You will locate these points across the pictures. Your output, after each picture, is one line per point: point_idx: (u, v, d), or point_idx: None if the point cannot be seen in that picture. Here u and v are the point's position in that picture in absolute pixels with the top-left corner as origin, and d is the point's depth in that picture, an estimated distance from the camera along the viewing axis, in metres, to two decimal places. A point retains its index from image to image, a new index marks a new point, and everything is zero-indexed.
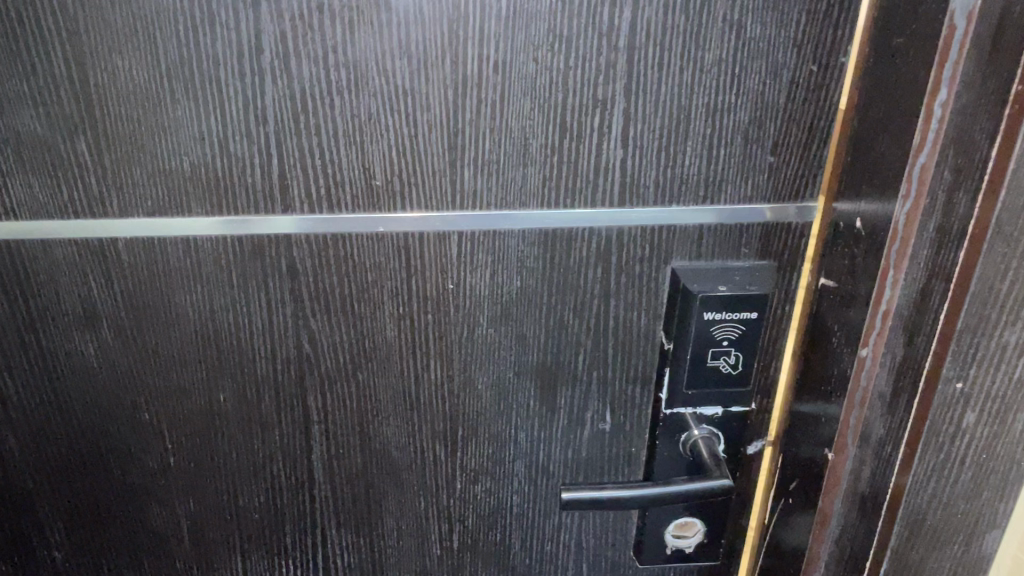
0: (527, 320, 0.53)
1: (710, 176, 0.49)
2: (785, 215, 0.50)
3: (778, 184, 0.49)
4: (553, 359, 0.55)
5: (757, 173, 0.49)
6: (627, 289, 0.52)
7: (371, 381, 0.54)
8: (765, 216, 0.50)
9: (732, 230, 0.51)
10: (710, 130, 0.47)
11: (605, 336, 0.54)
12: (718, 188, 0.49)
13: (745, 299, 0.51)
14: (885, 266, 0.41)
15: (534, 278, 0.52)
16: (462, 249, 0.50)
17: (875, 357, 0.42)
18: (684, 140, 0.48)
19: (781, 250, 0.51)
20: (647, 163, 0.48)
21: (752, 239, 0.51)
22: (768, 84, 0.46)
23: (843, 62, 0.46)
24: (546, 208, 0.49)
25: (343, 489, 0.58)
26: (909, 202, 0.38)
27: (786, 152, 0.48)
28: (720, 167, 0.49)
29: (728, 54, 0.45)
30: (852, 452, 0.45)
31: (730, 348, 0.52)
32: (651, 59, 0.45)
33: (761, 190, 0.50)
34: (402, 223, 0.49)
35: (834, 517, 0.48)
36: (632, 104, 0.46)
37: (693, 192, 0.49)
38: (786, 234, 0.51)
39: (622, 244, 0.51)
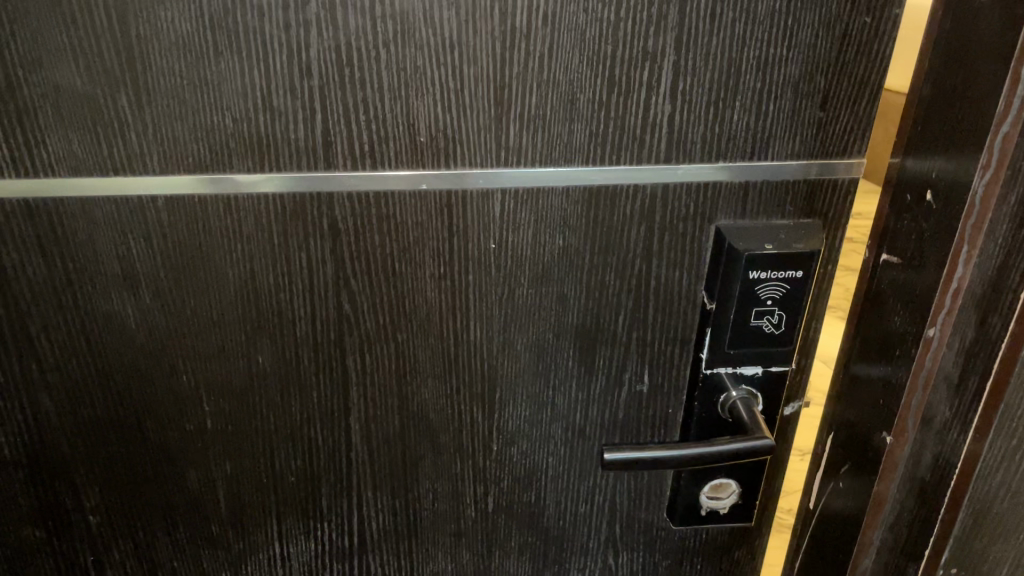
0: (567, 281, 0.53)
1: (758, 132, 0.48)
2: (831, 170, 0.50)
3: (826, 140, 0.49)
4: (593, 320, 0.54)
5: (806, 130, 0.48)
6: (669, 248, 0.52)
7: (410, 343, 0.54)
8: (811, 172, 0.50)
9: (778, 188, 0.50)
10: (760, 85, 0.47)
11: (645, 296, 0.54)
12: (766, 145, 0.49)
13: (791, 257, 0.50)
14: (957, 241, 0.39)
15: (577, 238, 0.51)
16: (506, 206, 0.49)
17: (943, 338, 0.41)
18: (734, 95, 0.47)
19: (827, 208, 0.51)
20: (694, 120, 0.48)
21: (797, 197, 0.51)
22: (821, 36, 0.45)
23: (897, 13, 0.45)
24: (591, 165, 0.49)
25: (380, 450, 0.58)
26: (989, 173, 0.37)
27: (836, 106, 0.48)
28: (769, 122, 0.48)
29: (781, 4, 0.44)
30: (913, 435, 0.44)
31: (774, 307, 0.52)
32: (704, 9, 0.44)
33: (808, 146, 0.49)
34: (446, 180, 0.48)
35: (891, 502, 0.47)
36: (683, 57, 0.46)
37: (741, 148, 0.49)
38: (830, 191, 0.51)
39: (666, 203, 0.50)
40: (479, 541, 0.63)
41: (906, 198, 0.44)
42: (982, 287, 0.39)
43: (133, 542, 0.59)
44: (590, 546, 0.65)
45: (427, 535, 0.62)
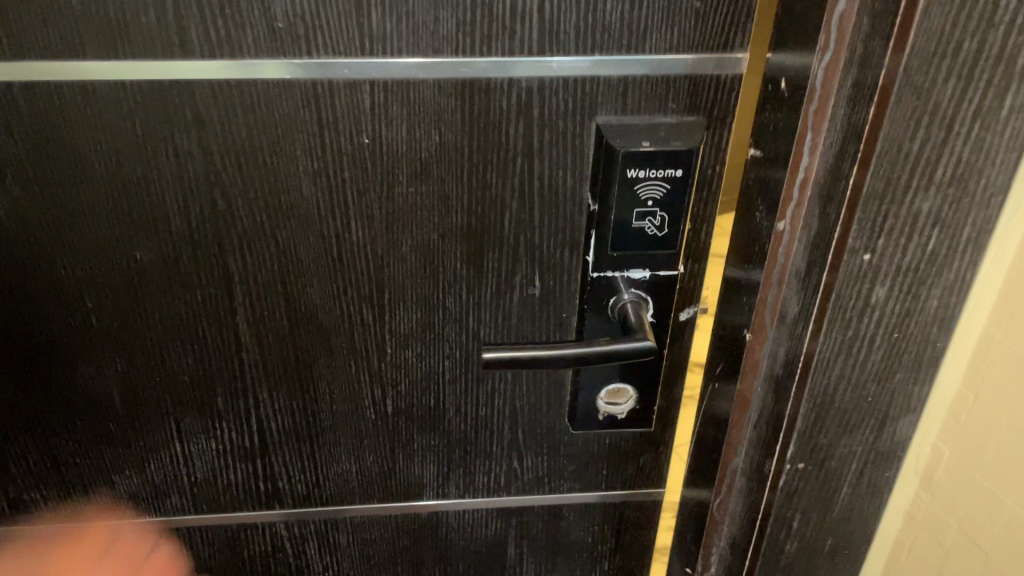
0: (448, 178, 0.51)
1: (634, 23, 0.46)
2: (714, 66, 0.48)
3: (706, 32, 0.47)
4: (478, 221, 0.53)
5: (682, 21, 0.47)
6: (551, 146, 0.50)
7: (291, 241, 0.53)
8: (692, 67, 0.48)
9: (659, 83, 0.48)
10: None
11: (529, 197, 0.53)
12: (642, 36, 0.47)
13: (669, 156, 0.49)
14: (802, 132, 0.38)
15: (453, 134, 0.50)
16: (375, 100, 0.48)
17: (794, 229, 0.40)
18: None
19: (711, 106, 0.49)
20: (566, 8, 0.46)
21: (680, 93, 0.49)
22: None
23: None
24: (460, 56, 0.47)
25: (273, 351, 0.58)
26: (829, 55, 0.36)
27: None
28: (644, 13, 0.46)
29: None
30: (771, 332, 0.44)
31: (656, 209, 0.51)
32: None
33: (687, 38, 0.47)
34: (310, 70, 0.47)
35: (754, 401, 0.46)
36: None
37: (617, 40, 0.47)
38: (713, 89, 0.49)
39: (543, 97, 0.49)
40: (381, 444, 0.64)
41: (771, 92, 0.43)
42: (825, 176, 0.38)
43: (32, 437, 0.60)
44: (494, 450, 0.65)
45: (328, 436, 0.63)
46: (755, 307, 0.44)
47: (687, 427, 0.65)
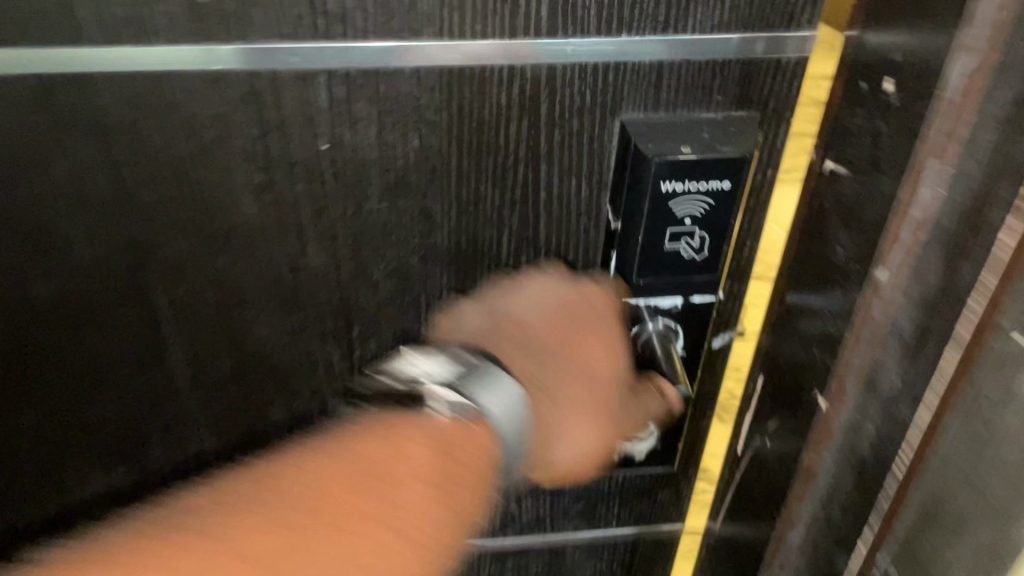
0: (430, 191, 0.40)
1: None
2: (771, 48, 0.38)
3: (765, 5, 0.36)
4: (468, 241, 0.43)
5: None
6: (562, 150, 0.40)
7: (232, 270, 0.42)
8: (743, 50, 0.37)
9: (702, 70, 0.38)
10: None
11: (533, 211, 0.42)
12: (684, 10, 0.36)
13: (715, 164, 0.38)
14: (917, 160, 0.30)
15: (438, 137, 0.39)
16: (335, 94, 0.37)
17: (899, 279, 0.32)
18: None
19: (765, 98, 0.39)
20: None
21: (727, 83, 0.38)
22: None
23: None
24: (445, 38, 0.36)
25: (219, 401, 0.46)
26: (975, 58, 0.28)
27: None
28: None
29: None
30: (854, 397, 0.36)
31: (694, 228, 0.40)
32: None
33: (740, 13, 0.36)
34: (246, 57, 0.35)
35: (821, 475, 0.38)
36: None
37: (651, 15, 0.36)
38: (769, 77, 0.38)
39: (553, 88, 0.38)
40: None
41: (863, 90, 0.33)
42: None
43: None
44: None
45: None
46: (833, 371, 0.36)
47: (717, 462, 0.56)
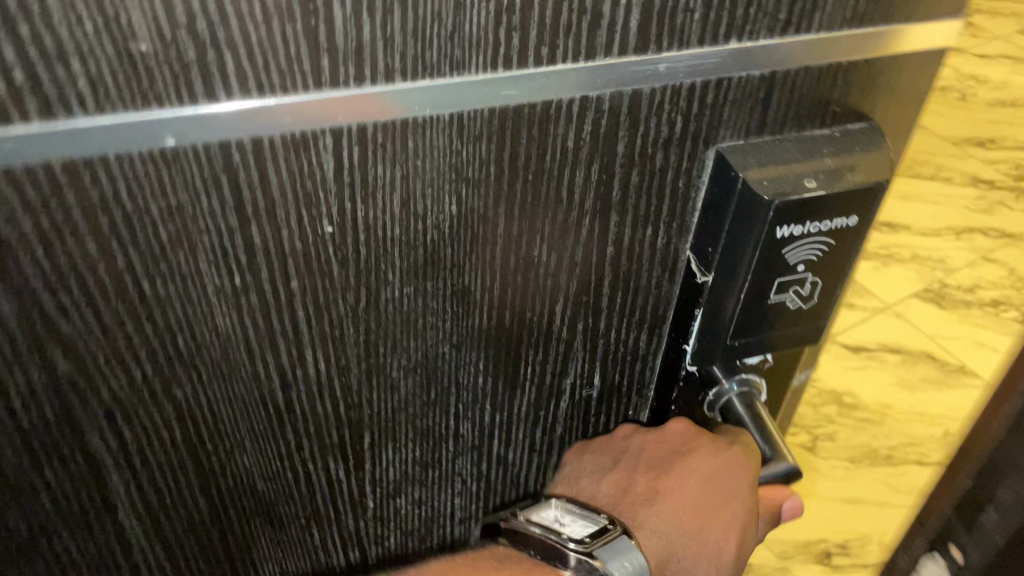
0: (468, 266, 0.30)
1: None
2: (902, 42, 0.29)
3: None
4: (514, 318, 0.33)
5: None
6: (640, 194, 0.30)
7: (201, 396, 0.30)
8: (872, 47, 0.29)
9: (820, 77, 0.29)
10: None
11: (596, 272, 0.32)
12: (813, 1, 0.27)
13: (843, 200, 0.30)
14: None
15: (483, 198, 0.28)
16: (346, 160, 0.26)
17: None
18: None
19: (884, 99, 0.31)
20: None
21: (847, 87, 0.30)
22: None
23: None
24: (502, 68, 0.25)
25: (185, 543, 0.35)
26: None
27: None
28: None
29: None
30: None
31: (806, 275, 0.32)
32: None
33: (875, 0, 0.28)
34: (214, 124, 0.23)
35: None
36: None
37: (771, 11, 0.27)
38: (896, 74, 0.30)
39: (637, 119, 0.28)
40: None
41: None
42: None
43: None
44: None
45: None
46: None
47: None
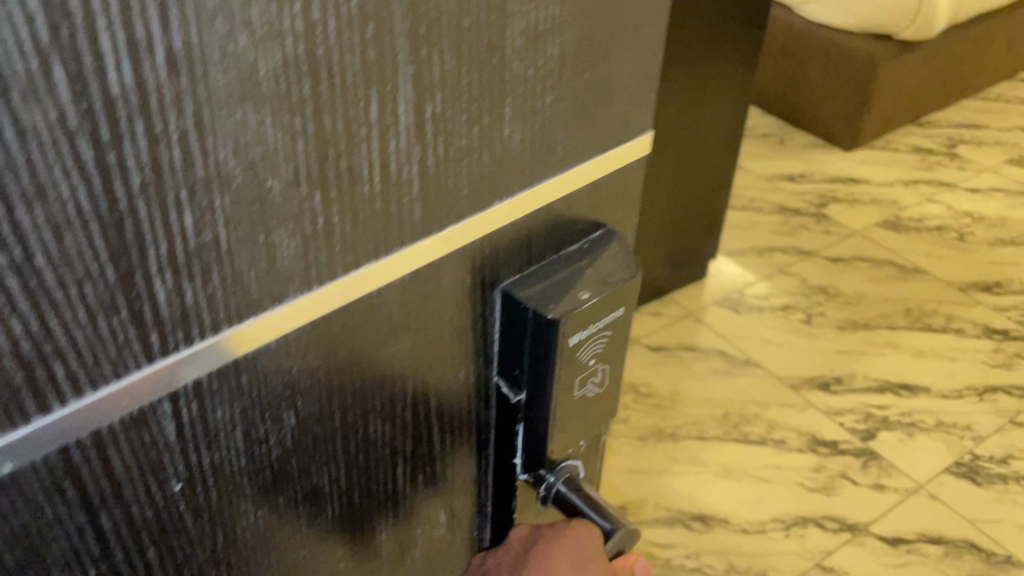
0: (313, 468, 0.31)
1: (536, 144, 0.31)
2: (618, 162, 0.35)
3: (613, 127, 0.33)
4: (360, 495, 0.34)
5: (593, 116, 0.32)
6: (446, 346, 0.33)
7: None
8: (596, 174, 0.34)
9: (565, 208, 0.34)
10: (531, 75, 0.29)
11: (420, 425, 0.35)
12: (551, 154, 0.32)
13: (610, 299, 0.35)
14: None
15: (315, 404, 0.29)
16: (185, 419, 0.25)
17: None
18: (502, 100, 0.28)
19: (611, 211, 0.37)
20: (456, 153, 0.28)
21: (584, 210, 0.35)
22: None
23: None
24: (317, 289, 0.26)
25: None
26: None
27: (620, 80, 0.32)
28: (547, 129, 0.31)
29: None
30: None
31: (597, 366, 0.37)
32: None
33: (592, 141, 0.33)
34: (50, 438, 0.22)
35: None
36: (426, 71, 0.25)
37: (522, 172, 0.31)
38: (619, 186, 0.36)
39: (433, 287, 0.31)
40: None
41: None
42: None
43: None
44: None
45: None
46: None
47: None
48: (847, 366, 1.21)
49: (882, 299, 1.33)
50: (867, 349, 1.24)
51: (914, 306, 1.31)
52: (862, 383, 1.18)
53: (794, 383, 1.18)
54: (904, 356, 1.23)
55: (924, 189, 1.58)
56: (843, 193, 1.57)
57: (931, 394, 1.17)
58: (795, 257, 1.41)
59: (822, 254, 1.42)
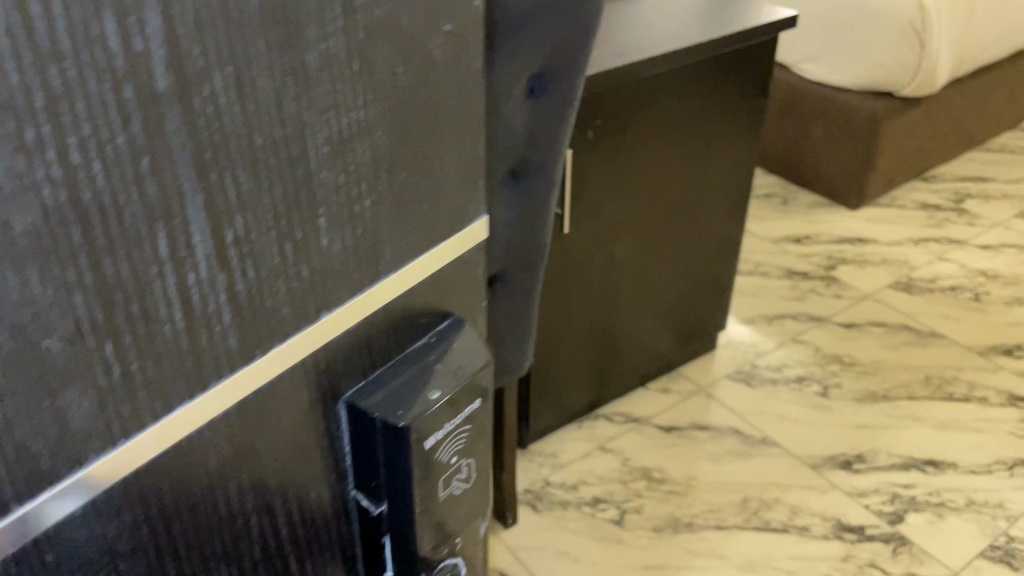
0: (147, 551, 0.41)
1: (298, 293, 0.43)
2: (382, 301, 0.49)
3: (359, 277, 0.46)
4: (196, 566, 0.44)
5: (408, 219, 0.48)
6: (268, 447, 0.45)
7: None
8: (364, 314, 0.48)
9: (344, 342, 0.47)
10: (279, 238, 0.40)
11: (242, 509, 0.45)
12: (307, 302, 0.44)
13: (427, 395, 0.51)
14: None
15: (138, 505, 0.39)
16: (15, 533, 0.34)
17: None
18: (254, 256, 0.40)
19: (404, 327, 0.51)
20: (218, 304, 0.39)
21: (363, 337, 0.49)
22: (324, 169, 0.41)
23: (396, 96, 0.43)
24: (114, 423, 0.36)
25: None
26: None
27: (359, 230, 0.45)
28: (302, 282, 0.43)
29: (276, 130, 0.38)
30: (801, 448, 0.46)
31: (434, 435, 0.51)
32: (213, 111, 0.35)
33: (348, 287, 0.46)
34: None
35: None
36: (178, 238, 0.36)
37: (287, 311, 0.43)
38: (450, 278, 0.54)
39: (238, 413, 0.42)
40: None
41: None
42: None
43: None
44: None
45: None
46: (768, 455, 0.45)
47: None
48: (867, 443, 1.35)
49: (899, 368, 1.50)
50: (890, 423, 1.39)
51: (934, 373, 1.49)
52: (885, 457, 1.32)
53: (815, 463, 1.32)
54: (929, 428, 1.38)
55: (934, 249, 1.83)
56: (852, 253, 1.81)
57: (958, 469, 1.31)
58: (806, 324, 1.61)
59: (833, 319, 1.62)
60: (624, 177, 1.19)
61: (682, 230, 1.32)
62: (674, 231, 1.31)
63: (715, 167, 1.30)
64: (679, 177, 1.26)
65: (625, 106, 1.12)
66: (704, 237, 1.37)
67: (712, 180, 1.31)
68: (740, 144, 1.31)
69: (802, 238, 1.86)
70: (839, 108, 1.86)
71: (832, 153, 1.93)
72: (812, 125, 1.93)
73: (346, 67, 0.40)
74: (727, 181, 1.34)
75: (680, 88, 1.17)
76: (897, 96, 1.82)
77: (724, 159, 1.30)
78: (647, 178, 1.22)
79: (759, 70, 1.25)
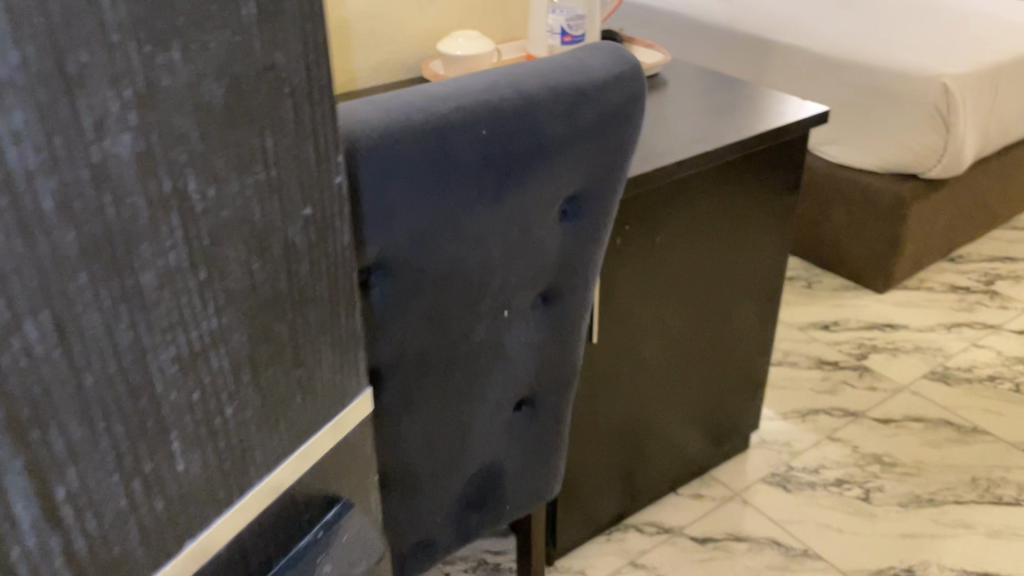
0: None
1: (172, 524, 0.41)
2: (268, 507, 0.48)
3: (238, 491, 0.45)
4: None
5: (281, 421, 0.46)
6: None
7: None
8: (251, 526, 0.47)
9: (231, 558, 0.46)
10: (140, 479, 0.38)
11: None
12: (181, 530, 0.42)
13: None
14: None
15: None
16: None
17: None
18: (114, 501, 0.37)
19: (289, 527, 0.51)
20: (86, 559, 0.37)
21: (254, 549, 0.48)
22: (187, 402, 0.39)
23: (255, 311, 0.41)
24: None
25: None
26: None
27: (229, 447, 0.43)
28: (175, 510, 0.41)
29: (121, 373, 0.35)
30: None
31: None
32: (33, 369, 0.31)
33: (227, 502, 0.44)
34: None
35: None
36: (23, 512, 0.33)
37: (162, 543, 0.41)
38: (335, 462, 0.53)
39: None
40: None
41: None
42: None
43: None
44: None
45: None
46: None
47: None
48: (916, 556, 1.27)
49: (942, 468, 1.43)
50: (938, 531, 1.31)
51: (980, 474, 1.41)
52: (936, 571, 1.24)
53: None
54: (980, 538, 1.29)
55: (967, 335, 1.77)
56: (882, 341, 1.75)
57: None
58: (841, 420, 1.53)
59: (868, 414, 1.55)
60: (658, 282, 1.14)
61: (713, 331, 1.27)
62: (705, 333, 1.25)
63: (749, 267, 1.25)
64: (713, 279, 1.21)
65: (656, 209, 1.07)
66: (736, 337, 1.31)
67: (744, 280, 1.26)
68: (773, 242, 1.26)
69: (829, 325, 1.80)
70: (864, 191, 1.81)
71: (857, 236, 1.88)
72: (835, 206, 1.88)
73: (191, 280, 0.37)
74: (760, 280, 1.28)
75: (711, 189, 1.12)
76: (923, 178, 1.77)
77: (758, 259, 1.26)
78: (682, 281, 1.17)
79: (793, 169, 1.21)
